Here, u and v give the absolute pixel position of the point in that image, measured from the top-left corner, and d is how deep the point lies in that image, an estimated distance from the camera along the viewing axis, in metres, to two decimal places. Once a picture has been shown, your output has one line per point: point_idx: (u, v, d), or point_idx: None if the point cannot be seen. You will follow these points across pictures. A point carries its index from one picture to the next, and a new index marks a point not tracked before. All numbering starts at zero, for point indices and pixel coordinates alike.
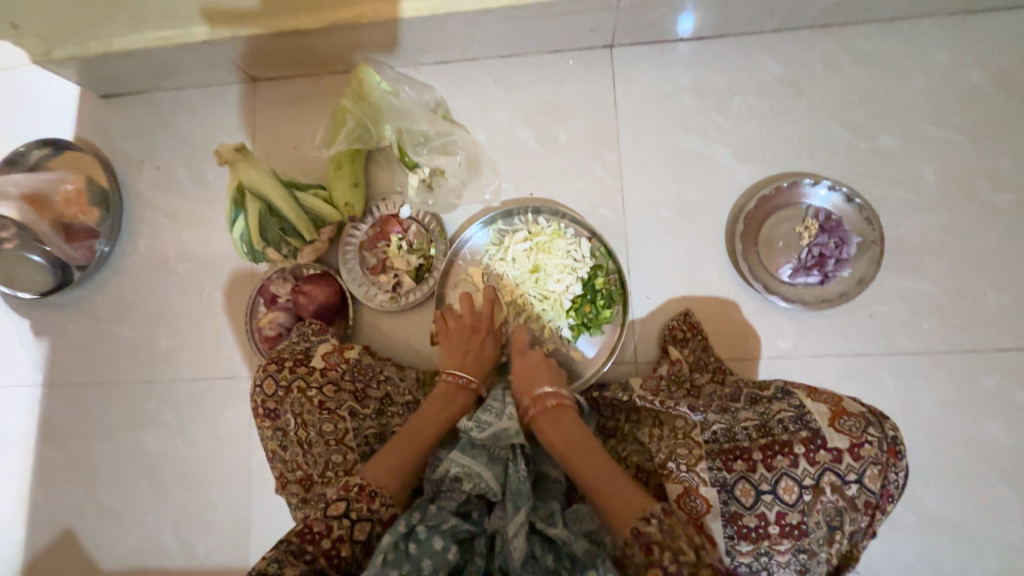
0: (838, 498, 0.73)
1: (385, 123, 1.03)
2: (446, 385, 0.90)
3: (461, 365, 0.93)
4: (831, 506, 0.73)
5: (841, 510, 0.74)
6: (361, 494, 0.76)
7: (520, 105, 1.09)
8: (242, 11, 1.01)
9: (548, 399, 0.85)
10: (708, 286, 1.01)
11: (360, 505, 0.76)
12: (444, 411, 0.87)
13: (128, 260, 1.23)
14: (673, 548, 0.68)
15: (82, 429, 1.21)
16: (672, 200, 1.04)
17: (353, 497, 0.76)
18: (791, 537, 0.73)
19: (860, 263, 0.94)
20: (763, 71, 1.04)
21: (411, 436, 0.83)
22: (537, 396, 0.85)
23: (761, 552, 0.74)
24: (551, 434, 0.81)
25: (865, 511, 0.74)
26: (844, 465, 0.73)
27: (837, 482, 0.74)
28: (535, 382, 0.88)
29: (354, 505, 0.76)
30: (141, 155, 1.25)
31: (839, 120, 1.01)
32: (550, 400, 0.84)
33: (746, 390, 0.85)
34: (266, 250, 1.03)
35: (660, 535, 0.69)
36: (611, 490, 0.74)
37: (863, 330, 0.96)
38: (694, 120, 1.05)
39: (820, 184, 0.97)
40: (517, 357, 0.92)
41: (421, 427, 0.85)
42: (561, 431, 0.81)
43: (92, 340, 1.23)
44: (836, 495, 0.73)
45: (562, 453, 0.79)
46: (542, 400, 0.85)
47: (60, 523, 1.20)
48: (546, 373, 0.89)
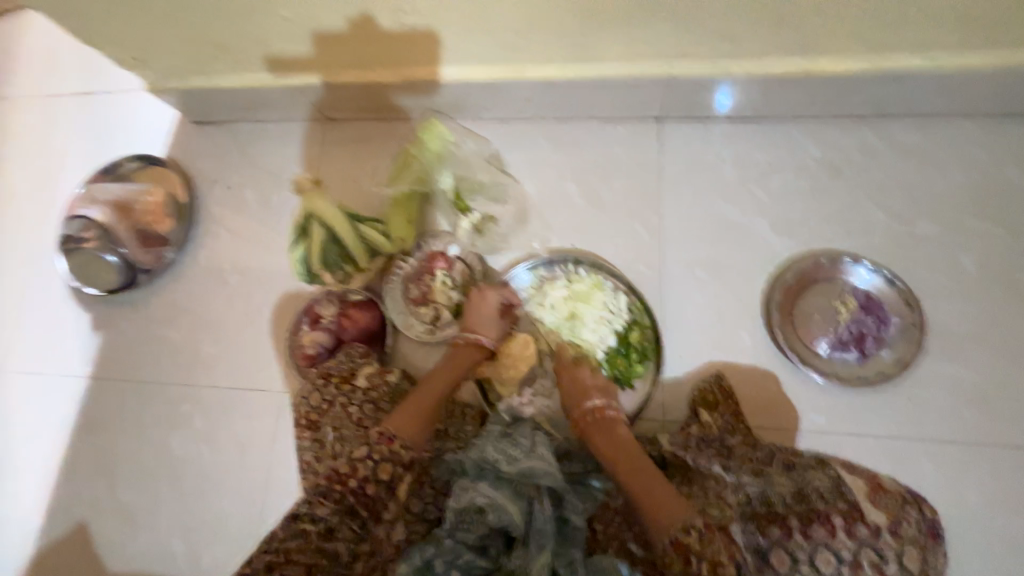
0: None
1: (446, 169, 1.11)
2: (459, 348, 0.99)
3: (477, 331, 1.01)
4: None
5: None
6: (382, 439, 0.86)
7: (568, 163, 1.18)
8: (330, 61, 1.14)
9: (599, 408, 0.90)
10: (740, 352, 1.02)
11: (380, 448, 0.85)
12: (455, 368, 0.97)
13: (187, 268, 1.32)
14: (710, 560, 0.71)
15: (115, 424, 1.26)
16: (708, 264, 1.07)
17: (373, 442, 0.86)
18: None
19: (899, 345, 0.96)
20: (802, 152, 1.10)
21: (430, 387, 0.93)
22: (586, 407, 0.91)
23: None
24: (599, 441, 0.87)
25: None
26: (883, 542, 0.74)
27: (876, 561, 0.73)
28: (581, 395, 0.93)
29: (376, 448, 0.85)
30: (217, 175, 1.37)
31: (875, 204, 1.05)
32: (602, 411, 0.90)
33: (779, 454, 0.85)
34: (323, 274, 1.10)
35: (696, 544, 0.71)
36: (656, 501, 0.77)
37: (899, 413, 0.95)
38: (733, 191, 1.11)
39: (860, 264, 1.00)
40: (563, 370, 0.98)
41: (439, 380, 0.95)
42: (614, 442, 0.86)
43: (140, 339, 1.30)
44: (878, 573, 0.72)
45: (610, 461, 0.84)
46: (591, 410, 0.90)
47: (76, 516, 1.22)
48: (595, 386, 0.94)
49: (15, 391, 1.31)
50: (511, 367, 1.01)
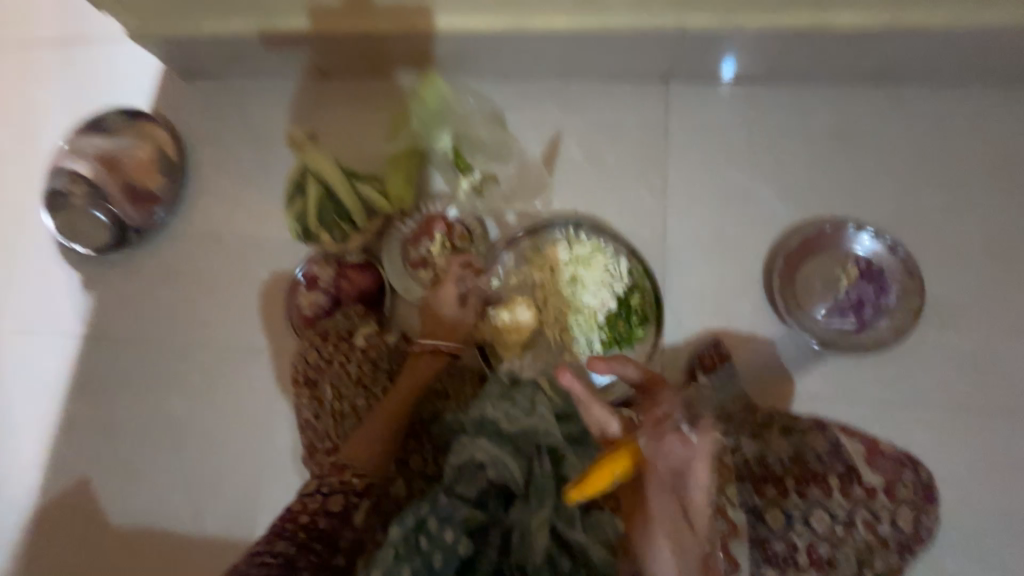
0: (869, 534, 0.81)
1: (445, 128, 1.08)
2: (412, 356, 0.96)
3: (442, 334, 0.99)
4: (861, 539, 0.81)
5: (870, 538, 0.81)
6: (335, 468, 0.86)
7: (575, 125, 1.14)
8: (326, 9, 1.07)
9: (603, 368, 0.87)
10: (742, 319, 1.02)
11: (332, 477, 0.85)
12: (412, 379, 0.93)
13: (182, 228, 1.29)
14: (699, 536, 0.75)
15: (113, 384, 1.25)
16: (713, 230, 1.06)
17: (327, 473, 0.86)
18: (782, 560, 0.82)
19: (898, 314, 0.95)
20: (814, 118, 1.07)
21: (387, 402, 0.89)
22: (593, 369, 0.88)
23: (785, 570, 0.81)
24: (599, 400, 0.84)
25: (892, 545, 0.81)
26: (876, 502, 0.81)
27: (869, 516, 0.81)
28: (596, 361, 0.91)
29: (330, 480, 0.85)
30: (207, 131, 1.31)
31: (885, 173, 1.03)
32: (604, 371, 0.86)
33: (777, 419, 0.86)
34: (320, 232, 1.07)
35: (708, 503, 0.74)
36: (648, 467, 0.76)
37: (897, 381, 0.96)
38: (742, 157, 1.08)
39: (862, 232, 0.98)
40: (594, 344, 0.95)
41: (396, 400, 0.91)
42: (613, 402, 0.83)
43: (135, 299, 1.28)
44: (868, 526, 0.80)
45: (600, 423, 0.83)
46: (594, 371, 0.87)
47: (76, 473, 1.22)
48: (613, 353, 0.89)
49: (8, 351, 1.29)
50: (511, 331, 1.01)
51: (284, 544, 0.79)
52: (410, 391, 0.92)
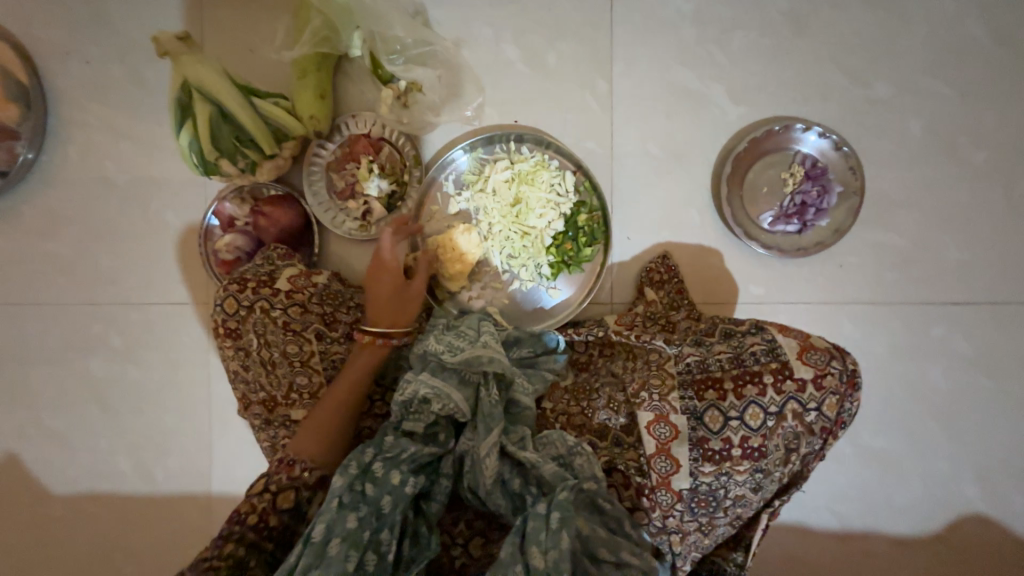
0: (798, 424, 0.71)
1: (357, 27, 0.92)
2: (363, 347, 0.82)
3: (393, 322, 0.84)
4: (790, 431, 0.72)
5: (797, 434, 0.72)
6: (281, 465, 0.76)
7: (510, 20, 0.99)
8: None
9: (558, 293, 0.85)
10: (689, 230, 0.99)
11: (280, 476, 0.75)
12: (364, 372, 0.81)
13: (58, 169, 1.09)
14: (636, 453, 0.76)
15: (18, 353, 1.12)
16: (662, 137, 0.99)
17: (272, 472, 0.76)
18: (710, 462, 0.72)
19: (839, 214, 0.94)
20: (769, 2, 0.97)
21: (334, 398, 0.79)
22: None
23: (722, 472, 0.73)
24: None
25: (819, 435, 0.73)
26: (807, 394, 0.71)
27: (798, 409, 0.71)
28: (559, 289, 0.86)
29: (275, 478, 0.75)
30: (66, 45, 1.07)
31: (838, 63, 0.97)
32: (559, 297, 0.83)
33: (721, 324, 0.82)
34: (219, 162, 0.91)
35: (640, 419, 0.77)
36: None
37: (833, 280, 0.99)
38: (693, 52, 0.99)
39: (810, 130, 0.94)
40: None
41: (343, 396, 0.79)
42: None
43: (20, 256, 1.10)
44: (795, 420, 0.71)
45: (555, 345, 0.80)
46: None
47: (1, 448, 1.13)
48: None
49: None
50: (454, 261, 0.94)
51: (234, 548, 0.70)
52: (360, 386, 0.80)
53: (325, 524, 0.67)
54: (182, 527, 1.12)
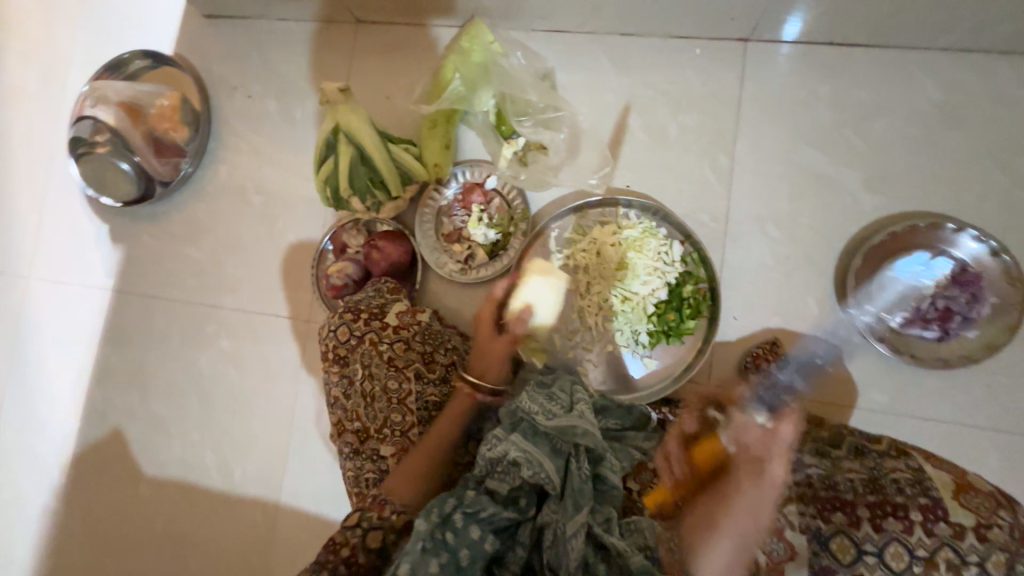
0: None
1: (491, 87, 0.97)
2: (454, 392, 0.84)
3: (481, 372, 0.85)
4: None
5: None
6: (375, 502, 0.76)
7: (634, 89, 1.02)
8: None
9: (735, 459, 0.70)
10: (804, 320, 0.93)
11: (371, 513, 0.75)
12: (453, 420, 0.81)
13: (208, 183, 1.24)
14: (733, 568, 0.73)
15: (143, 339, 1.25)
16: (782, 218, 0.95)
17: (365, 507, 0.76)
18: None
19: (990, 327, 0.83)
20: (917, 92, 0.92)
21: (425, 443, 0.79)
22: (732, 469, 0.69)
23: None
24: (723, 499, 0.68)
25: None
26: (966, 544, 0.60)
27: (956, 561, 0.60)
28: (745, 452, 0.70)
29: (366, 514, 0.75)
30: (235, 80, 1.23)
31: (997, 162, 0.89)
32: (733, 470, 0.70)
33: (849, 437, 0.72)
34: (351, 199, 0.99)
35: None
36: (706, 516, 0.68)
37: (974, 400, 0.86)
38: (826, 136, 0.95)
39: (963, 232, 0.85)
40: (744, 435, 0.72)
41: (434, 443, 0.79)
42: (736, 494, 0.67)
43: (163, 255, 1.25)
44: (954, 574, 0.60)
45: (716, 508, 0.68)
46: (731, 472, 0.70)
47: (112, 423, 1.25)
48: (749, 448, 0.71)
49: (43, 301, 1.29)
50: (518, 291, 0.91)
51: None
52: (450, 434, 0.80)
53: (409, 565, 0.67)
54: (247, 531, 1.16)
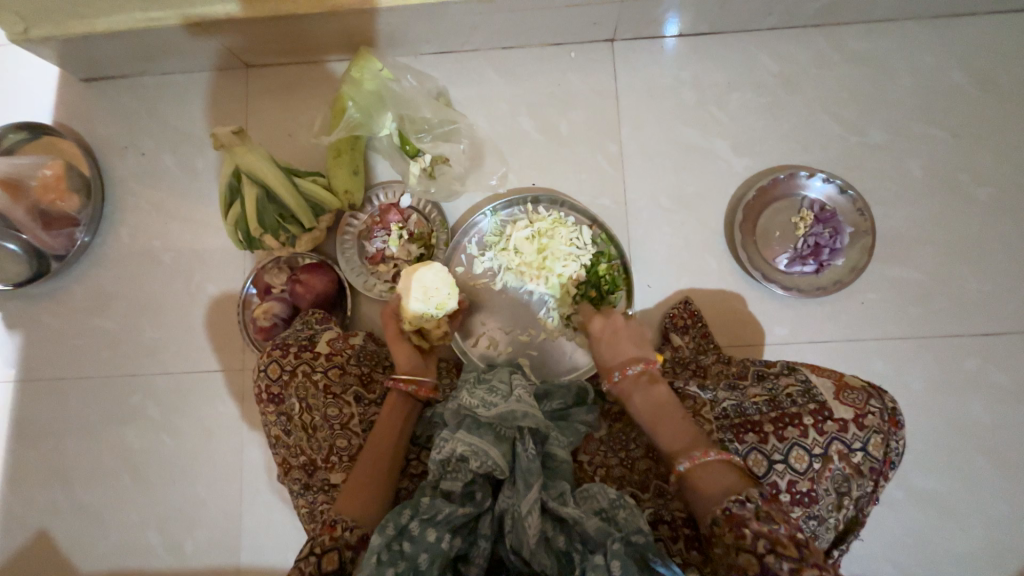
0: (845, 465, 0.70)
1: (387, 110, 1.02)
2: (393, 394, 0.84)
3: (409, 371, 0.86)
4: (838, 474, 0.70)
5: (848, 477, 0.70)
6: (325, 525, 0.74)
7: (523, 96, 1.10)
8: (223, 12, 1.02)
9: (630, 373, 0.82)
10: (707, 276, 1.03)
11: (323, 537, 0.72)
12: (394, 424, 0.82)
13: (110, 248, 1.18)
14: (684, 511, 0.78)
15: (59, 426, 1.15)
16: (672, 190, 1.05)
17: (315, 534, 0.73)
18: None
19: (853, 253, 0.97)
20: (759, 66, 1.07)
21: (371, 450, 0.80)
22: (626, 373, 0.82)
23: None
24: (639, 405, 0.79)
25: (870, 476, 0.70)
26: (850, 434, 0.70)
27: (844, 450, 0.70)
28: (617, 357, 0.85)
29: (318, 539, 0.72)
30: (125, 140, 1.20)
31: (831, 115, 1.05)
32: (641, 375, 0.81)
33: (752, 367, 0.83)
34: (264, 238, 0.99)
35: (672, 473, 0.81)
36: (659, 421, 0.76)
37: (856, 318, 0.99)
38: (694, 113, 1.07)
39: (814, 176, 0.99)
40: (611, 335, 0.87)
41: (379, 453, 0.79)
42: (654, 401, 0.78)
43: (69, 331, 1.17)
44: (843, 462, 0.70)
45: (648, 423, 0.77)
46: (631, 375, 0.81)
47: (33, 526, 1.13)
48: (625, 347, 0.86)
49: None
50: (407, 298, 0.89)
51: None
52: (393, 443, 0.81)
53: None
54: None
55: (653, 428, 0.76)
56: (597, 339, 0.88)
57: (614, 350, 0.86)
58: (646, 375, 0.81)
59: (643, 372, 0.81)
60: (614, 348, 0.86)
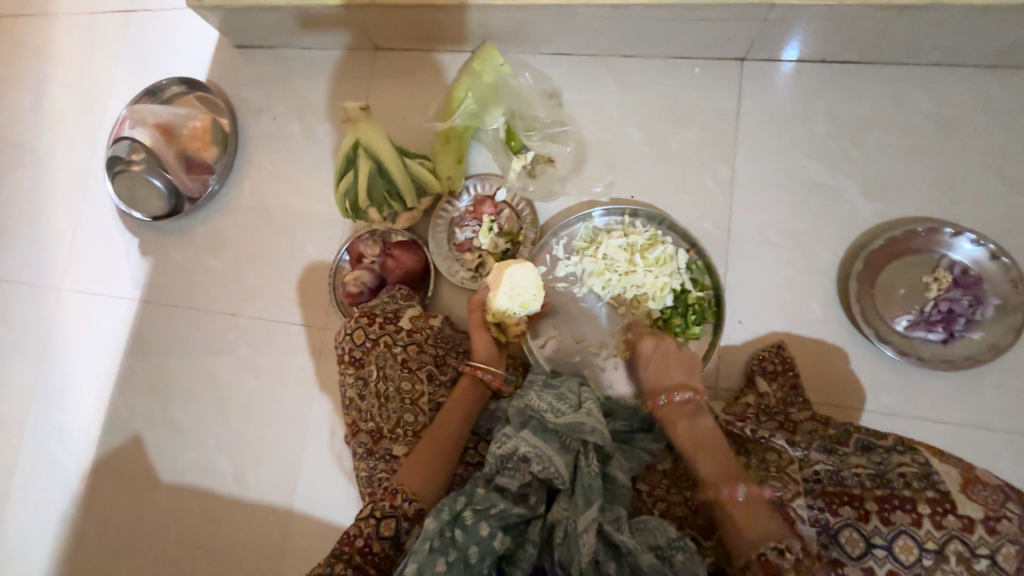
0: (964, 571, 0.61)
1: (501, 106, 1.04)
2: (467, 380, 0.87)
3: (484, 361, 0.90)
4: None
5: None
6: (386, 491, 0.78)
7: (636, 106, 1.07)
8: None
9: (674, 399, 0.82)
10: (808, 324, 0.94)
11: (383, 503, 0.77)
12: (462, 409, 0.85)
13: (233, 199, 1.31)
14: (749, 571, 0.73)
15: (165, 348, 1.29)
16: (783, 225, 0.98)
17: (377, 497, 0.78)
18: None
19: (994, 328, 0.85)
20: (910, 104, 0.96)
21: (436, 429, 0.82)
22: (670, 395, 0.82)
23: None
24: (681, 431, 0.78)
25: None
26: (975, 536, 0.61)
27: (964, 553, 0.61)
28: (664, 379, 0.86)
29: (378, 504, 0.77)
30: (261, 103, 1.32)
31: (992, 169, 0.92)
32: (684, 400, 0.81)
33: (856, 434, 0.73)
34: (369, 210, 1.05)
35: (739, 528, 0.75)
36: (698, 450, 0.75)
37: (985, 402, 0.87)
38: (822, 147, 0.99)
39: (962, 235, 0.87)
40: (658, 355, 0.89)
41: (442, 433, 0.82)
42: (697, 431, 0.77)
43: (187, 266, 1.31)
44: (962, 566, 0.61)
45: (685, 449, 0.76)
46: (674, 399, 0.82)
47: (131, 430, 1.28)
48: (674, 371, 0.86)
49: (75, 311, 1.35)
50: (495, 291, 0.90)
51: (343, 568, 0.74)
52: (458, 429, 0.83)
53: (416, 565, 0.68)
54: (258, 537, 1.17)
55: (694, 462, 0.75)
56: (644, 364, 0.89)
57: (663, 376, 0.87)
58: (693, 404, 0.81)
59: (688, 400, 0.81)
60: (662, 374, 0.87)
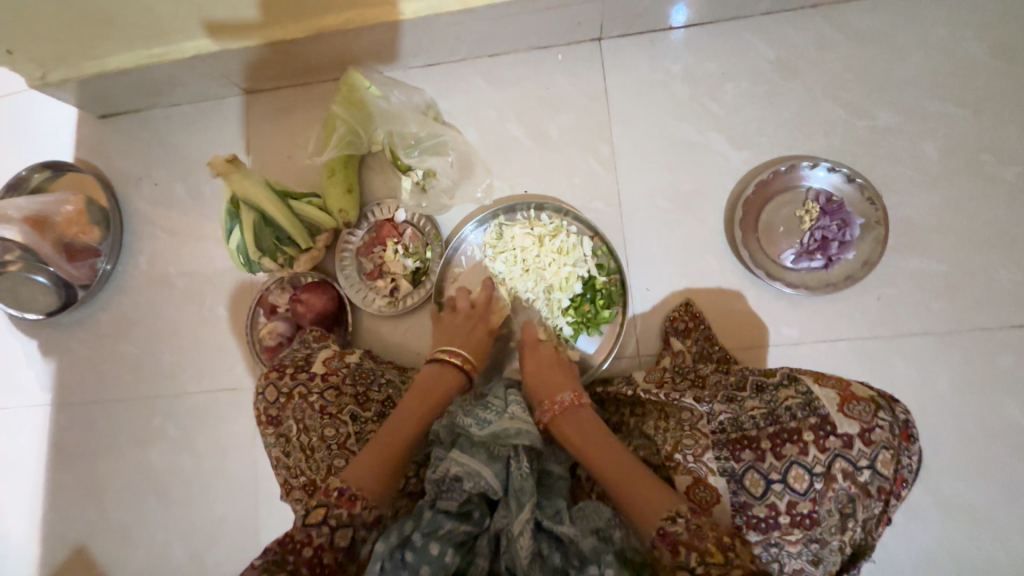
0: (851, 485, 0.68)
1: (377, 127, 1.02)
2: (432, 370, 0.89)
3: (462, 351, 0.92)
4: (843, 493, 0.68)
5: (853, 496, 0.68)
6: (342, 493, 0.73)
7: (511, 102, 1.09)
8: (217, 41, 1.06)
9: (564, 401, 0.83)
10: (708, 277, 0.99)
11: (340, 509, 0.72)
12: (426, 400, 0.85)
13: (130, 276, 1.24)
14: None
15: (91, 447, 1.22)
16: (668, 189, 1.02)
17: (331, 498, 0.73)
18: (757, 531, 0.70)
19: (864, 245, 0.92)
20: (755, 54, 1.02)
21: (397, 421, 0.82)
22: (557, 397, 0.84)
23: (771, 542, 0.70)
24: (569, 430, 0.80)
25: (879, 497, 0.69)
26: (855, 451, 0.68)
27: (849, 468, 0.68)
28: (546, 386, 0.87)
29: (333, 510, 0.72)
30: (139, 172, 1.26)
31: (836, 101, 0.99)
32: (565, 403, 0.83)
33: (750, 377, 0.79)
34: (262, 260, 1.03)
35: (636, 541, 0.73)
36: (590, 447, 0.76)
37: (870, 314, 0.94)
38: (687, 108, 1.03)
39: (818, 166, 0.94)
40: (528, 353, 0.91)
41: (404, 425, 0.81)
42: (582, 428, 0.79)
43: (97, 357, 1.24)
44: (848, 481, 0.68)
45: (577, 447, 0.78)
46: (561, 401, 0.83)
47: (73, 542, 1.20)
48: (554, 370, 0.88)
49: None
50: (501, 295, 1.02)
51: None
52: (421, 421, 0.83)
53: None
54: None
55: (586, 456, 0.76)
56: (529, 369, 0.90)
57: (545, 378, 0.88)
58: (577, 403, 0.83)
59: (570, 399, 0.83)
60: (544, 378, 0.88)
